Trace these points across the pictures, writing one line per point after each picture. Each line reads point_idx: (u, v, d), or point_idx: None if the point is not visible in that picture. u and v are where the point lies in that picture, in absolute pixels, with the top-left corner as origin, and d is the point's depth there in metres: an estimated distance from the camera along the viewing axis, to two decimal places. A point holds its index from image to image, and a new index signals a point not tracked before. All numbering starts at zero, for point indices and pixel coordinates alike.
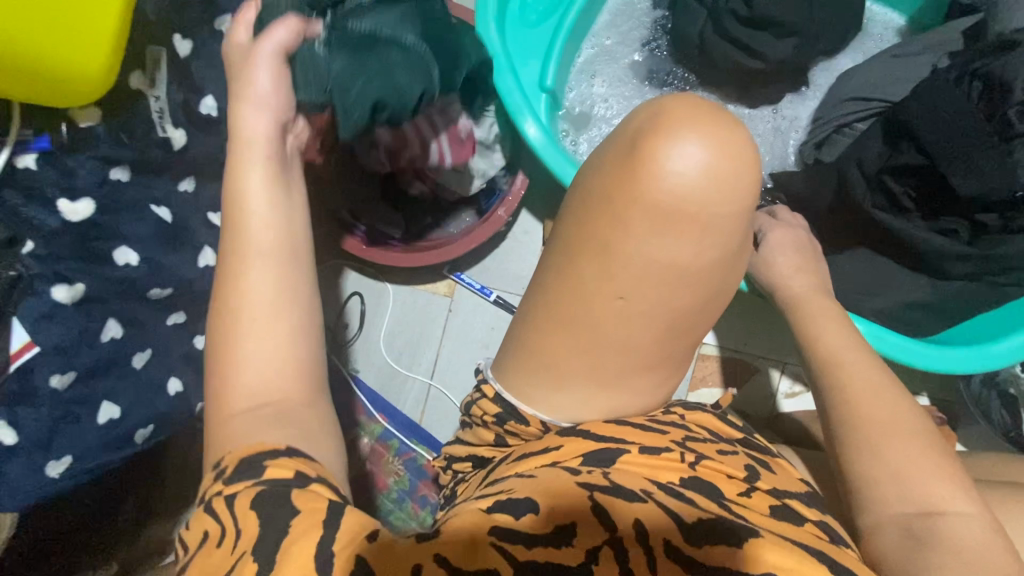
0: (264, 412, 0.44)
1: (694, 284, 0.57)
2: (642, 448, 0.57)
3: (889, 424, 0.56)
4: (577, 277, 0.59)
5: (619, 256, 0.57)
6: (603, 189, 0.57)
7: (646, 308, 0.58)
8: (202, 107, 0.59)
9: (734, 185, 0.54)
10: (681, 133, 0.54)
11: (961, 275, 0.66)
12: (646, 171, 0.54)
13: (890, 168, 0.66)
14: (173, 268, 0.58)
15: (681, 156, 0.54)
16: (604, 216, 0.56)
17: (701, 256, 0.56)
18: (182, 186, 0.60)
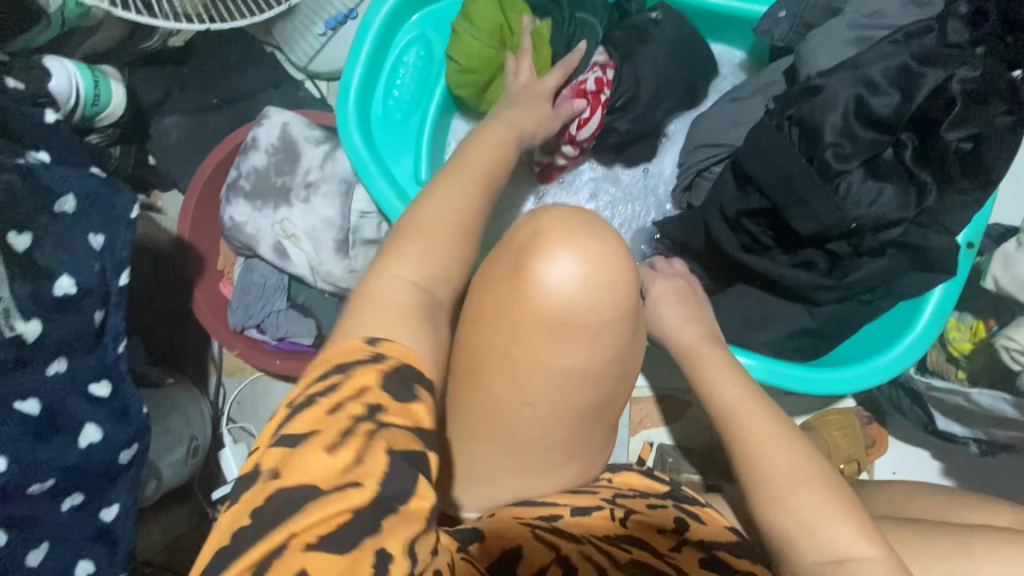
0: (409, 296, 0.49)
1: (595, 383, 0.58)
2: (574, 509, 0.59)
3: (791, 472, 0.58)
4: (484, 389, 0.59)
5: (519, 368, 0.57)
6: (493, 306, 0.58)
7: (557, 411, 0.59)
8: (56, 290, 0.59)
9: (614, 290, 0.56)
10: (556, 248, 0.56)
11: (831, 300, 0.69)
12: (529, 288, 0.56)
13: (744, 213, 0.68)
14: (50, 459, 0.58)
15: (558, 270, 0.55)
16: (500, 331, 0.58)
17: (597, 357, 0.57)
18: (53, 368, 0.59)
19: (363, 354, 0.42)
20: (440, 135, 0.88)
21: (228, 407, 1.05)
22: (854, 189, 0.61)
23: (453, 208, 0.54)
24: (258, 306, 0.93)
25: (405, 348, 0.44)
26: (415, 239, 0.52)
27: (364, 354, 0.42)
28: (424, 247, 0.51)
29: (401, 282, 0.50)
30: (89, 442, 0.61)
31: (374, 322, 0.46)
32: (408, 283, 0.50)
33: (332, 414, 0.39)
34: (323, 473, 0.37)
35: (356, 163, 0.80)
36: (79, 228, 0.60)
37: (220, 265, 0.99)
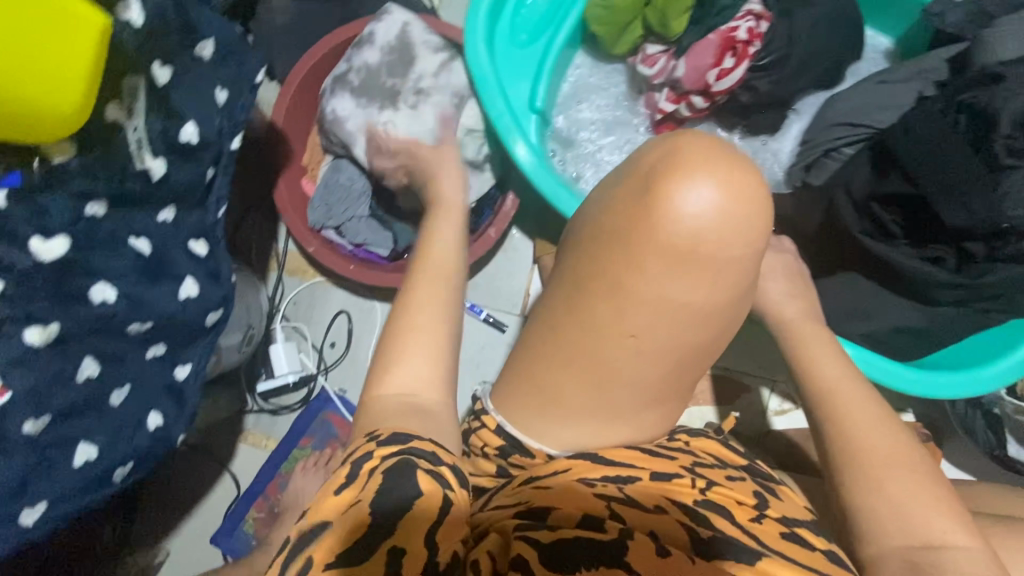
0: (403, 406, 0.54)
1: (705, 324, 0.57)
2: (653, 474, 0.55)
3: (888, 456, 0.56)
4: (587, 315, 0.58)
5: (632, 296, 0.56)
6: (615, 229, 0.56)
7: (656, 348, 0.57)
8: (181, 135, 0.56)
9: (748, 224, 0.54)
10: (695, 173, 0.53)
11: (950, 301, 0.67)
12: (657, 213, 0.54)
13: (876, 195, 0.66)
14: (153, 303, 0.57)
15: (695, 195, 0.53)
16: (615, 254, 0.56)
17: (714, 296, 0.55)
18: (162, 215, 0.58)
19: (365, 447, 0.48)
20: (561, 64, 0.84)
21: (284, 304, 1.05)
22: (1019, 185, 0.57)
23: (432, 288, 0.60)
24: (339, 207, 0.91)
25: (398, 427, 0.51)
26: (402, 339, 0.57)
27: (360, 440, 0.50)
28: (413, 348, 0.56)
29: (402, 374, 0.56)
30: (188, 296, 0.60)
31: (379, 418, 0.52)
32: (401, 398, 0.55)
33: (342, 468, 0.47)
34: (331, 506, 0.44)
35: (476, 75, 0.77)
36: (215, 77, 0.57)
37: (304, 160, 0.97)
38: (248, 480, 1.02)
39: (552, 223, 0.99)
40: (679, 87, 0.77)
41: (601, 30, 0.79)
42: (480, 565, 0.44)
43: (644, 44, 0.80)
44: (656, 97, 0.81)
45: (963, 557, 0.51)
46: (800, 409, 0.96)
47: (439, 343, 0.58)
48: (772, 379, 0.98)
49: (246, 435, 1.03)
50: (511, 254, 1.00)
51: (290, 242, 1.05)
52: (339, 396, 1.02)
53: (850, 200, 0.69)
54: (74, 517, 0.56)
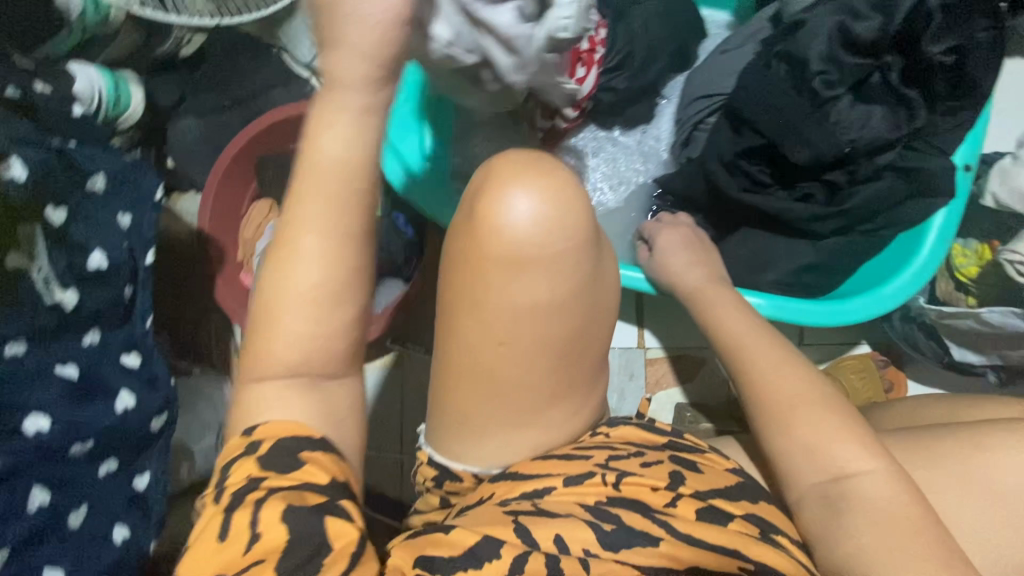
0: (289, 388, 0.46)
1: (563, 315, 0.57)
2: (566, 479, 0.56)
3: (794, 397, 0.58)
4: (456, 336, 0.58)
5: (487, 305, 0.56)
6: (461, 254, 0.57)
7: (529, 351, 0.57)
8: (90, 264, 0.63)
9: (570, 218, 0.56)
10: (510, 185, 0.56)
11: (831, 231, 0.71)
12: (486, 226, 0.55)
13: (742, 154, 0.70)
14: (90, 421, 0.61)
15: (514, 204, 0.55)
16: (465, 274, 0.57)
17: (562, 289, 0.56)
18: (87, 339, 0.63)
19: (240, 451, 0.44)
20: None
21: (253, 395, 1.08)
22: (846, 113, 0.63)
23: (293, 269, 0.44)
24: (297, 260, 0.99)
25: (282, 430, 0.45)
26: (273, 306, 0.45)
27: (242, 451, 0.44)
28: (294, 330, 0.46)
29: (283, 337, 0.46)
30: (126, 406, 0.64)
31: (254, 409, 0.47)
32: (286, 363, 0.46)
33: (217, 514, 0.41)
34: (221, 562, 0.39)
35: None
36: (111, 204, 0.65)
37: (239, 256, 1.02)
38: None
39: None
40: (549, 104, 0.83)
41: None
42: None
43: None
44: None
45: (880, 477, 0.52)
46: None
47: (337, 313, 0.46)
48: None
49: None
50: None
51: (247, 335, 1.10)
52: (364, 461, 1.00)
53: (722, 163, 0.73)
54: None
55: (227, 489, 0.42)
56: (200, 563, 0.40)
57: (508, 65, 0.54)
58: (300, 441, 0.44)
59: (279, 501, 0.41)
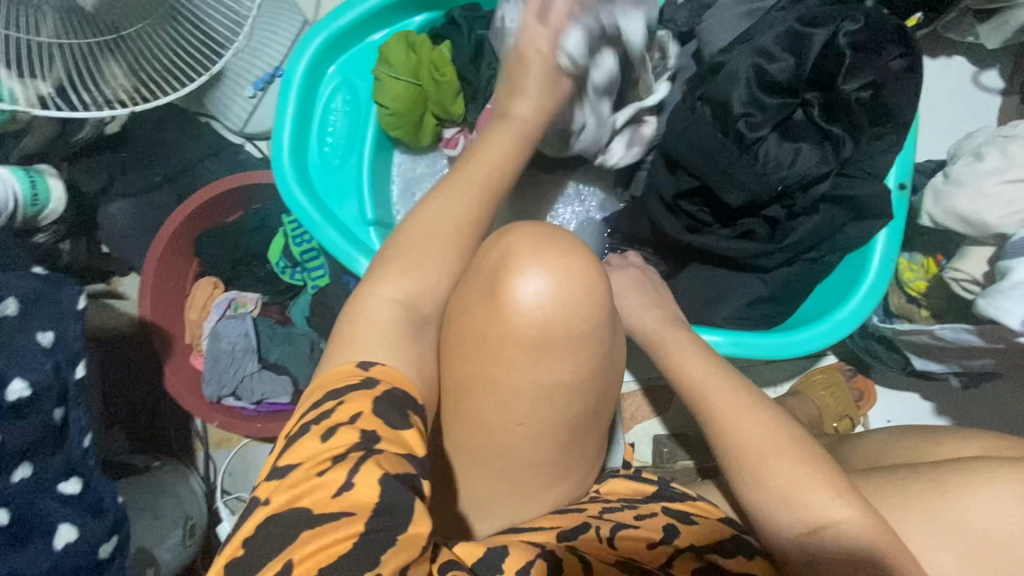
0: (392, 314, 0.52)
1: (580, 393, 0.57)
2: (562, 535, 0.57)
3: (766, 448, 0.57)
4: (473, 417, 0.58)
5: (505, 386, 0.56)
6: (474, 334, 0.56)
7: (547, 429, 0.58)
8: (10, 395, 0.59)
9: (590, 299, 0.55)
10: (527, 266, 0.55)
11: (780, 263, 0.71)
12: (503, 307, 0.55)
13: (680, 195, 0.70)
14: (25, 566, 0.58)
15: (531, 286, 0.55)
16: (481, 355, 0.56)
17: (582, 368, 0.56)
18: (17, 475, 0.59)
19: (353, 380, 0.46)
20: (382, 172, 0.89)
21: (220, 478, 1.04)
22: (772, 150, 0.65)
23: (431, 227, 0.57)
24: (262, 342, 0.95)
25: (391, 371, 0.48)
26: (393, 257, 0.55)
27: (357, 381, 0.46)
28: (407, 267, 0.55)
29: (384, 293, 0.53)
30: (66, 542, 0.60)
31: (357, 341, 0.50)
32: (393, 299, 0.53)
33: (322, 447, 0.42)
34: (313, 498, 0.40)
35: (301, 216, 0.79)
36: (28, 329, 0.62)
37: (188, 338, 0.98)
38: None
39: None
40: None
41: (400, 132, 0.83)
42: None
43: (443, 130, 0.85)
44: None
45: (861, 522, 0.50)
46: None
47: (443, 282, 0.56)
48: None
49: None
50: None
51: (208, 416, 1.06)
52: None
53: (663, 204, 0.72)
54: None
55: (327, 421, 0.43)
56: (279, 503, 0.40)
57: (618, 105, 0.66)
58: (404, 398, 0.46)
59: (366, 458, 0.41)
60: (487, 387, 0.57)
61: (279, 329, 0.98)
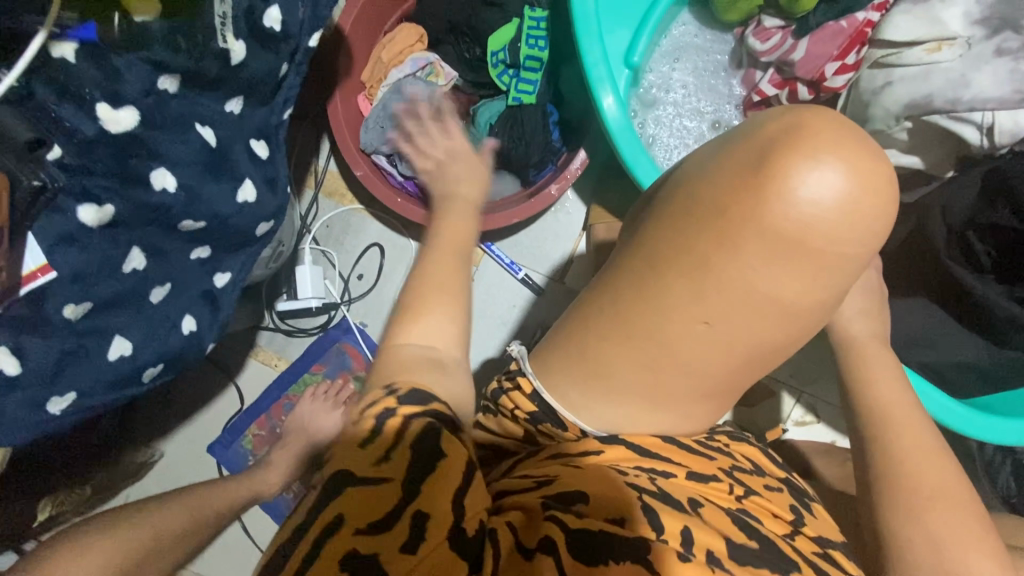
0: (417, 357, 0.51)
1: (797, 322, 0.45)
2: (689, 474, 0.49)
3: (937, 490, 0.54)
4: (655, 300, 0.47)
5: (715, 278, 0.44)
6: (708, 204, 0.44)
7: (726, 344, 0.47)
8: (267, 19, 0.50)
9: (872, 224, 0.42)
10: (824, 149, 0.40)
11: (1021, 347, 0.65)
12: (772, 188, 0.41)
13: (976, 225, 0.63)
14: (211, 201, 0.51)
15: (818, 176, 0.40)
16: (708, 233, 0.44)
17: (811, 295, 0.44)
18: (230, 106, 0.52)
19: (380, 394, 0.44)
20: (668, 18, 0.77)
21: (316, 226, 1.00)
22: None
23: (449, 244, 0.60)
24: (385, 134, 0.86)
25: (417, 382, 0.46)
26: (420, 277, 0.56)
27: (383, 391, 0.44)
28: (436, 299, 0.55)
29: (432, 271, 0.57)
30: (246, 200, 0.54)
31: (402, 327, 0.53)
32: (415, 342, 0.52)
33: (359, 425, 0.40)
34: (358, 461, 0.37)
35: (578, 14, 0.70)
36: None
37: (363, 77, 0.89)
38: (252, 396, 1.01)
39: (611, 191, 0.92)
40: (788, 71, 0.72)
41: None
42: (500, 537, 0.38)
43: (760, 16, 0.74)
44: (757, 75, 0.76)
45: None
46: (821, 423, 0.94)
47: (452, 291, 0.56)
48: (800, 390, 0.96)
49: (257, 351, 1.02)
50: (562, 216, 0.95)
51: (331, 161, 0.99)
52: (358, 328, 1.00)
53: (946, 225, 0.65)
54: (99, 410, 0.52)
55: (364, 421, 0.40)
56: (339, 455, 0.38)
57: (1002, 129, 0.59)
58: (428, 392, 0.44)
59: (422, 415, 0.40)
60: (690, 270, 0.45)
61: (456, 121, 0.90)
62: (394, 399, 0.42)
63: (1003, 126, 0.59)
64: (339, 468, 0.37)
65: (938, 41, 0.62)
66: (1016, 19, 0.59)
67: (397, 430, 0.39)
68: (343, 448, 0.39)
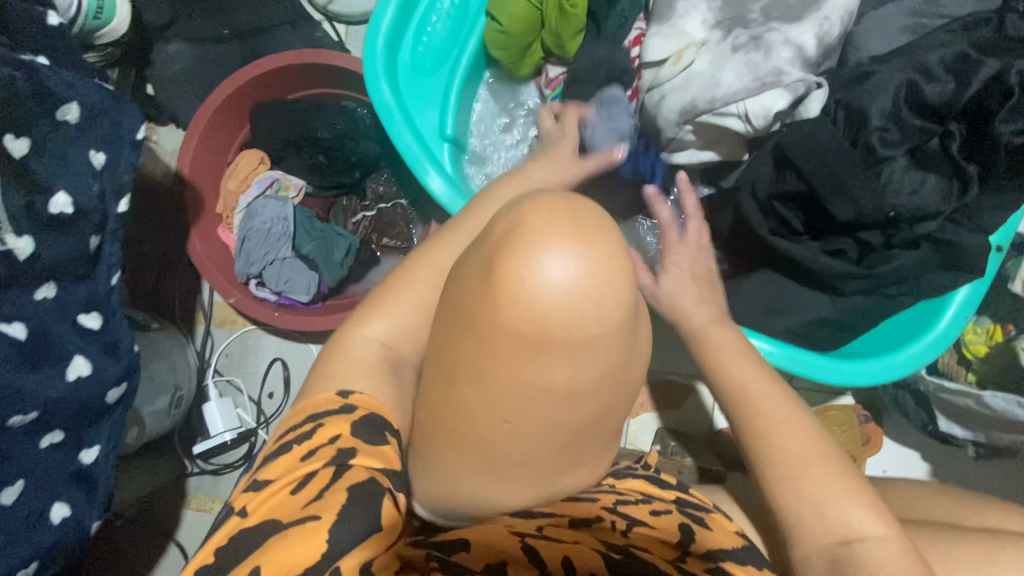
0: (375, 359, 0.53)
1: (589, 403, 0.42)
2: (573, 519, 0.51)
3: (803, 454, 0.54)
4: (456, 411, 0.45)
5: (492, 382, 0.42)
6: (466, 310, 0.43)
7: (539, 435, 0.44)
8: (53, 207, 0.53)
9: (616, 289, 0.39)
10: (538, 240, 0.40)
11: (856, 291, 0.69)
12: (503, 292, 0.40)
13: (777, 195, 0.66)
14: (34, 390, 0.53)
15: (543, 268, 0.39)
16: (468, 339, 0.43)
17: (587, 377, 0.41)
18: (40, 294, 0.54)
19: (332, 407, 0.49)
20: (470, 86, 0.83)
21: (216, 357, 1.01)
22: (897, 175, 0.61)
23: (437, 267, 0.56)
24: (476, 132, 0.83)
25: (372, 399, 0.50)
26: (397, 285, 0.57)
27: (336, 407, 0.48)
28: (396, 310, 0.55)
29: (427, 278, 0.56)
30: (79, 375, 0.56)
31: (364, 325, 0.55)
32: (375, 348, 0.54)
33: (303, 461, 0.45)
34: (287, 501, 0.44)
35: (382, 113, 0.75)
36: (81, 144, 0.54)
37: (218, 210, 0.93)
38: (194, 546, 0.98)
39: None
40: None
41: (501, 54, 0.78)
42: None
43: (546, 65, 0.80)
44: None
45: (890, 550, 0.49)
46: None
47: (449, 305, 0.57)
48: None
49: (189, 500, 0.99)
50: None
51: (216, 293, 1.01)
52: None
53: (755, 200, 0.69)
54: None
55: (311, 444, 0.46)
56: (275, 504, 0.44)
57: (755, 112, 0.64)
58: (381, 421, 0.49)
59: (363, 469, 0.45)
60: (467, 376, 0.43)
61: (318, 224, 0.92)
62: (347, 423, 0.47)
63: (755, 112, 0.64)
64: (265, 513, 0.43)
65: (685, 51, 0.68)
66: (742, 16, 0.66)
67: (331, 475, 0.45)
68: (282, 487, 0.44)
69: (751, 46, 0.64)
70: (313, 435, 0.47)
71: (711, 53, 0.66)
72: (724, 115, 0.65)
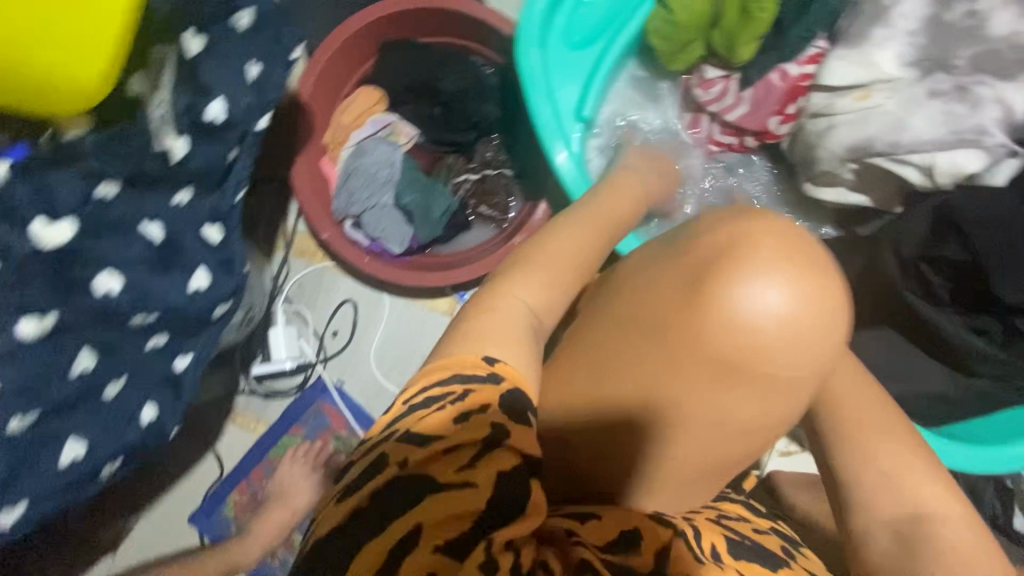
0: (524, 321, 0.49)
1: (749, 430, 0.48)
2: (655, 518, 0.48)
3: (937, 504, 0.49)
4: (614, 407, 0.48)
5: (666, 391, 0.47)
6: (659, 315, 0.47)
7: (688, 448, 0.48)
8: (207, 114, 0.50)
9: (813, 332, 0.45)
10: (757, 271, 0.45)
11: (990, 374, 0.65)
12: (714, 304, 0.45)
13: (930, 259, 0.62)
14: (161, 294, 0.53)
15: (761, 296, 0.44)
16: (655, 345, 0.47)
17: (759, 407, 0.47)
18: (177, 197, 0.53)
19: (479, 371, 0.43)
20: (616, 69, 0.78)
21: (288, 286, 0.99)
22: None
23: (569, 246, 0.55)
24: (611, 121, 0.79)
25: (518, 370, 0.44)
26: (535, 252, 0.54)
27: (484, 375, 0.43)
28: (539, 271, 0.52)
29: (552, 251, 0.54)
30: (199, 287, 0.55)
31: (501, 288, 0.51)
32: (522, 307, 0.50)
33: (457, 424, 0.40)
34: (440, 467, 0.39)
35: (526, 76, 0.71)
36: (243, 52, 0.51)
37: (325, 139, 0.90)
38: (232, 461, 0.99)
39: None
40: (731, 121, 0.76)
41: (660, 44, 0.73)
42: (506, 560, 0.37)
43: (704, 64, 0.75)
44: (705, 121, 0.79)
45: None
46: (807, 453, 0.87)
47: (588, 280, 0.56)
48: None
49: (235, 416, 0.99)
50: None
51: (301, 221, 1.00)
52: (335, 387, 0.99)
53: (898, 259, 0.65)
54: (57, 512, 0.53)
55: (464, 411, 0.41)
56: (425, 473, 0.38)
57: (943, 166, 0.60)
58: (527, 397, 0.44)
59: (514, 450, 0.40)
60: (642, 376, 0.47)
61: (420, 176, 0.89)
62: (496, 391, 0.42)
63: (943, 167, 0.60)
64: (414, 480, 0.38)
65: (869, 86, 0.63)
66: (946, 59, 0.60)
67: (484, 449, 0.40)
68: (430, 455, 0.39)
69: (951, 95, 0.59)
70: (465, 399, 0.41)
71: (903, 92, 0.61)
72: (903, 163, 0.62)
